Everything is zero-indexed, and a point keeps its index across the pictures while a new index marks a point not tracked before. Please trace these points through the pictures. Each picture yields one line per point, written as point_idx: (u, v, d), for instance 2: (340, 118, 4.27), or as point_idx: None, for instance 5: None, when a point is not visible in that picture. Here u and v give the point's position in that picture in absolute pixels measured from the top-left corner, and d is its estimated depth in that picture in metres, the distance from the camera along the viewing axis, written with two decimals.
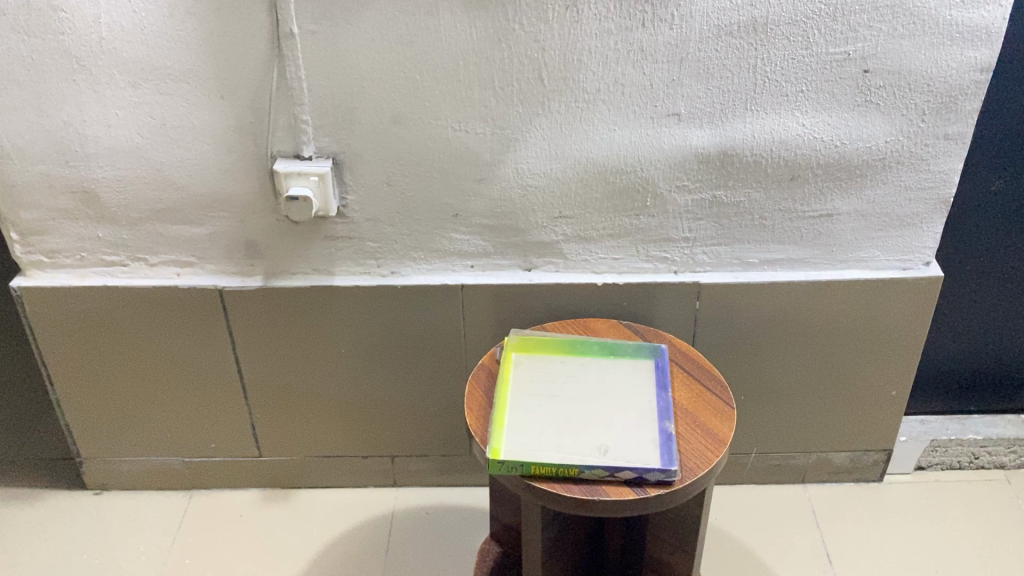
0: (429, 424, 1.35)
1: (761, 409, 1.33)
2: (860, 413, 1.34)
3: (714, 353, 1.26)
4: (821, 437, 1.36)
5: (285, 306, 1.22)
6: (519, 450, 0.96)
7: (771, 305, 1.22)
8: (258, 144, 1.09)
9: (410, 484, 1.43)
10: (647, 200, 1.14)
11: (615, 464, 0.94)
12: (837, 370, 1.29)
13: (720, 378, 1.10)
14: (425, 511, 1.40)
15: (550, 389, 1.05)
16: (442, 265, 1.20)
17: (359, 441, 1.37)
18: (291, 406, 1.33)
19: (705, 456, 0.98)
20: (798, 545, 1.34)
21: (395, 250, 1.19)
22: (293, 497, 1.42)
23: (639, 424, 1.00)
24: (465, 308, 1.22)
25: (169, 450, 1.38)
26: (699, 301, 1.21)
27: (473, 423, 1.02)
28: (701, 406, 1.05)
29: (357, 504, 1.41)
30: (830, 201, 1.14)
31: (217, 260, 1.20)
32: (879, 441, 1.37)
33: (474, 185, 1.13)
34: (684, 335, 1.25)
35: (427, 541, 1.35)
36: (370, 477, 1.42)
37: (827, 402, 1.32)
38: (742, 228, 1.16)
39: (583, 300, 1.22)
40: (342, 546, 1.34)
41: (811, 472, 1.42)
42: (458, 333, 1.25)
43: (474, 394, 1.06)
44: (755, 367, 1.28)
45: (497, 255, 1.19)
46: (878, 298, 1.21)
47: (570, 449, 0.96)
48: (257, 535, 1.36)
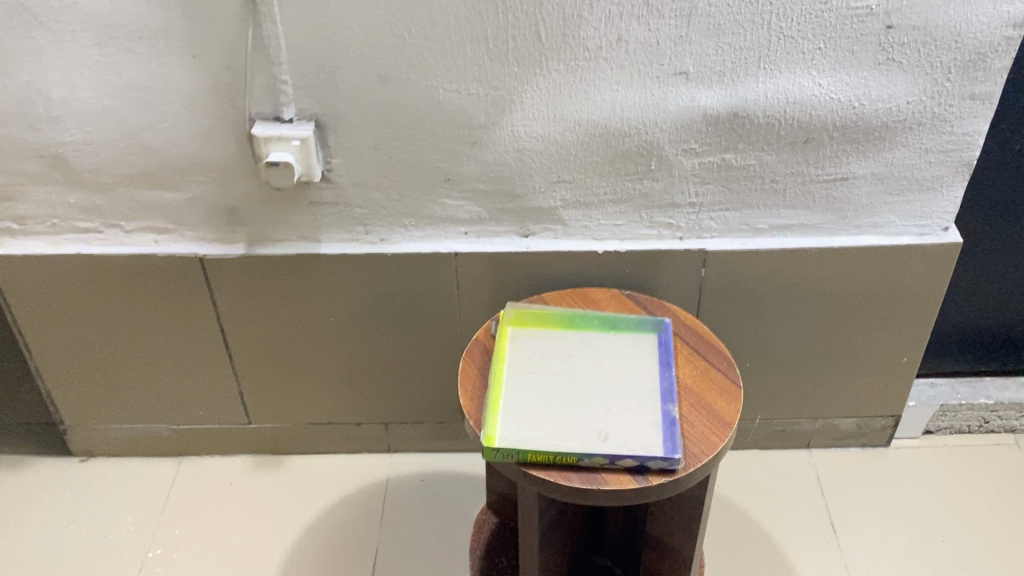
0: (422, 392, 1.30)
1: (767, 376, 1.28)
2: (869, 380, 1.29)
3: (719, 321, 1.21)
4: (829, 404, 1.32)
5: (269, 273, 1.16)
6: (515, 435, 0.91)
7: (781, 271, 1.16)
8: (235, 106, 1.02)
9: (405, 450, 1.39)
10: (651, 163, 1.07)
11: (616, 453, 0.90)
12: (846, 338, 1.24)
13: (727, 355, 1.04)
14: (421, 477, 1.36)
15: (548, 368, 1.00)
16: (434, 232, 1.14)
17: (352, 409, 1.33)
18: (280, 374, 1.29)
19: (709, 441, 0.93)
20: (801, 514, 1.31)
21: (384, 216, 1.12)
22: (285, 464, 1.38)
23: (641, 407, 0.95)
24: (459, 276, 1.16)
25: (156, 418, 1.34)
26: (704, 268, 1.15)
27: (467, 406, 0.97)
28: (706, 385, 1.00)
29: (350, 471, 1.37)
30: (845, 164, 1.07)
31: (196, 226, 1.14)
32: (887, 408, 1.33)
33: (467, 148, 1.06)
34: (688, 303, 1.19)
35: (423, 509, 1.32)
36: (363, 443, 1.38)
37: (835, 369, 1.27)
38: (752, 192, 1.10)
39: (583, 268, 1.16)
40: (336, 515, 1.31)
41: (816, 438, 1.38)
42: (452, 300, 1.19)
43: (467, 373, 1.02)
44: (761, 334, 1.23)
45: (492, 222, 1.13)
46: (892, 264, 1.16)
47: (568, 435, 0.92)
48: (249, 504, 1.33)
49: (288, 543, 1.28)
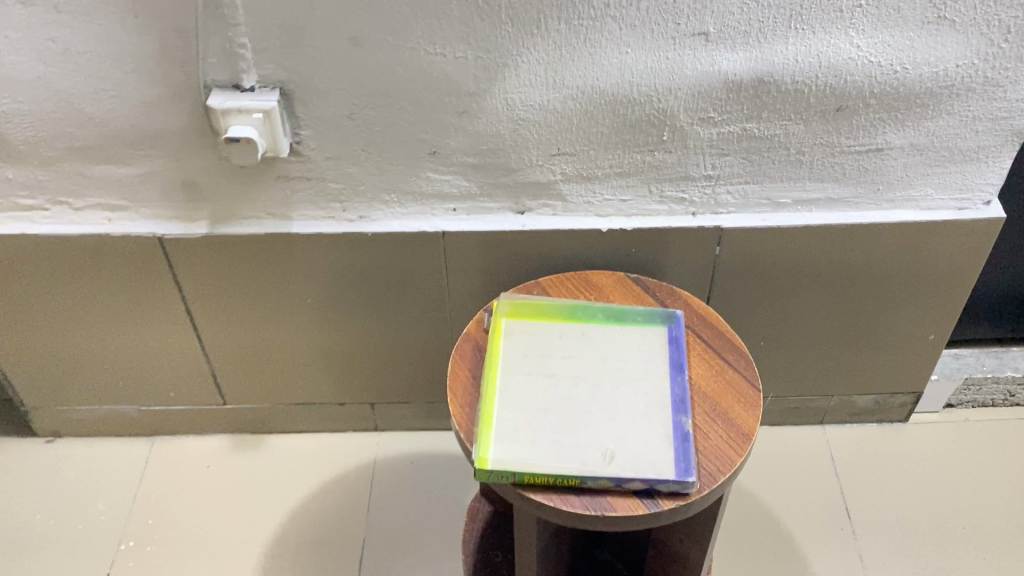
0: (409, 372, 1.21)
1: (780, 354, 1.19)
2: (891, 357, 1.20)
3: (732, 299, 1.11)
4: (846, 380, 1.23)
5: (237, 254, 1.05)
6: (511, 454, 0.82)
7: (804, 248, 1.05)
8: (188, 72, 0.89)
9: (392, 429, 1.30)
10: (663, 133, 0.95)
11: (624, 475, 0.81)
12: (870, 316, 1.14)
13: (745, 351, 0.94)
14: (410, 459, 1.27)
15: (546, 370, 0.91)
16: (420, 208, 1.02)
17: (334, 389, 1.23)
18: (255, 355, 1.18)
19: (726, 455, 0.84)
20: (814, 498, 1.24)
21: (362, 191, 1.00)
22: (264, 444, 1.29)
23: (650, 419, 0.86)
24: (448, 256, 1.05)
25: (123, 399, 1.24)
26: (719, 247, 1.05)
27: (457, 416, 0.88)
28: (722, 388, 0.90)
29: (334, 451, 1.28)
30: (882, 134, 0.95)
31: (152, 203, 1.02)
32: (908, 384, 1.24)
33: (455, 118, 0.93)
34: (699, 282, 1.09)
35: (412, 495, 1.24)
36: (347, 423, 1.29)
37: (855, 346, 1.18)
38: (775, 163, 0.98)
39: (585, 247, 1.04)
40: (320, 501, 1.23)
41: (831, 414, 1.29)
42: (441, 281, 1.08)
43: (457, 374, 0.92)
44: (778, 312, 1.13)
45: (483, 197, 1.01)
46: (927, 240, 1.05)
47: (569, 454, 0.83)
48: (227, 489, 1.24)
49: (270, 533, 1.20)
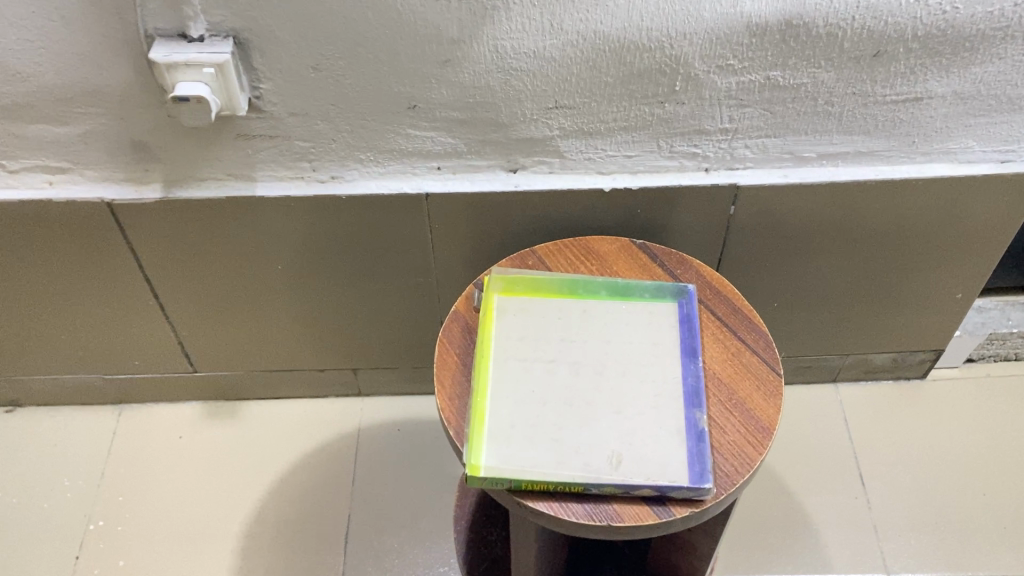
0: (394, 337, 1.12)
1: (795, 313, 1.10)
2: (912, 316, 1.11)
3: (745, 259, 1.01)
4: (863, 339, 1.15)
5: (196, 219, 0.94)
6: (506, 458, 0.74)
7: (827, 207, 0.95)
8: (125, 20, 0.76)
9: (378, 394, 1.22)
10: (675, 83, 0.83)
11: (632, 482, 0.73)
12: (894, 275, 1.05)
13: (763, 328, 0.85)
14: (397, 427, 1.19)
15: (543, 355, 0.81)
16: (400, 167, 0.91)
17: (313, 355, 1.14)
18: (224, 321, 1.09)
19: (744, 453, 0.76)
20: (826, 464, 1.17)
21: (333, 150, 0.89)
22: (240, 412, 1.21)
23: (660, 413, 0.77)
24: (433, 218, 0.95)
25: (85, 368, 1.15)
26: (734, 206, 0.94)
27: (446, 410, 0.79)
28: (738, 374, 0.81)
29: (316, 418, 1.20)
30: (922, 81, 0.84)
31: (98, 164, 0.90)
32: (929, 341, 1.16)
33: (437, 69, 0.81)
34: (710, 242, 0.99)
35: (400, 464, 1.16)
36: (329, 388, 1.20)
37: (875, 304, 1.09)
38: (800, 115, 0.86)
39: (585, 208, 0.94)
40: (302, 474, 1.15)
41: (845, 372, 1.22)
42: (426, 244, 0.98)
43: (444, 362, 0.82)
44: (794, 272, 1.03)
45: (471, 155, 0.90)
46: (964, 196, 0.94)
47: (571, 456, 0.74)
48: (202, 462, 1.17)
49: (249, 510, 1.12)
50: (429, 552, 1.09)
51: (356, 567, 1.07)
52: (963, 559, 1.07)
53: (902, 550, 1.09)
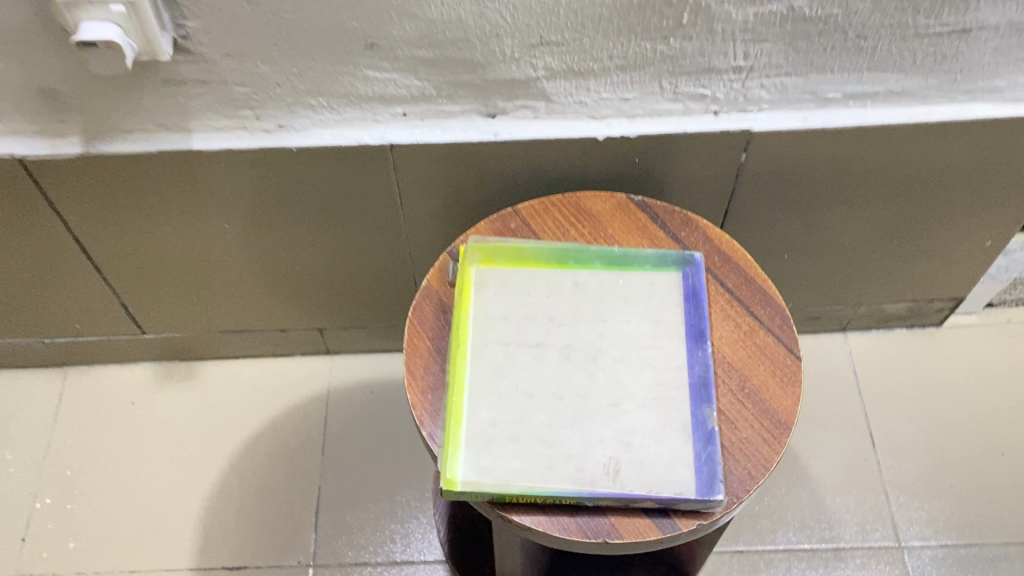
0: (363, 294, 1.01)
1: (806, 262, 1.00)
2: (934, 264, 1.01)
3: (754, 208, 0.90)
4: (878, 288, 1.05)
5: (126, 175, 0.82)
6: (488, 469, 0.64)
7: (851, 153, 0.83)
8: None
9: (348, 351, 1.12)
10: (683, 16, 0.69)
11: (632, 495, 0.63)
12: (918, 223, 0.94)
13: (779, 302, 0.74)
14: (370, 388, 1.10)
15: (528, 339, 0.71)
16: (359, 113, 0.78)
17: (273, 313, 1.04)
18: (169, 281, 0.97)
19: (759, 453, 0.66)
20: (835, 421, 1.08)
21: (280, 95, 0.76)
22: (196, 373, 1.11)
23: (663, 409, 0.67)
24: (400, 171, 0.83)
25: (21, 332, 1.04)
26: (745, 153, 0.82)
27: (418, 408, 0.69)
28: (751, 358, 0.71)
29: (281, 379, 1.11)
30: (975, 11, 0.70)
31: (3, 115, 0.77)
32: (949, 290, 1.07)
33: (396, 2, 0.66)
34: (715, 191, 0.87)
35: (373, 430, 1.07)
36: (293, 346, 1.10)
37: (895, 252, 0.99)
38: (828, 50, 0.73)
39: (574, 158, 0.82)
40: (267, 442, 1.06)
41: (856, 321, 1.12)
42: (392, 198, 0.86)
43: (415, 349, 0.71)
44: (807, 221, 0.93)
45: (442, 99, 0.77)
46: (1008, 140, 0.83)
47: (563, 464, 0.65)
48: (157, 430, 1.07)
49: (211, 484, 1.03)
50: (408, 526, 1.01)
51: (328, 545, 1.00)
52: (979, 525, 1.00)
53: (914, 515, 1.02)
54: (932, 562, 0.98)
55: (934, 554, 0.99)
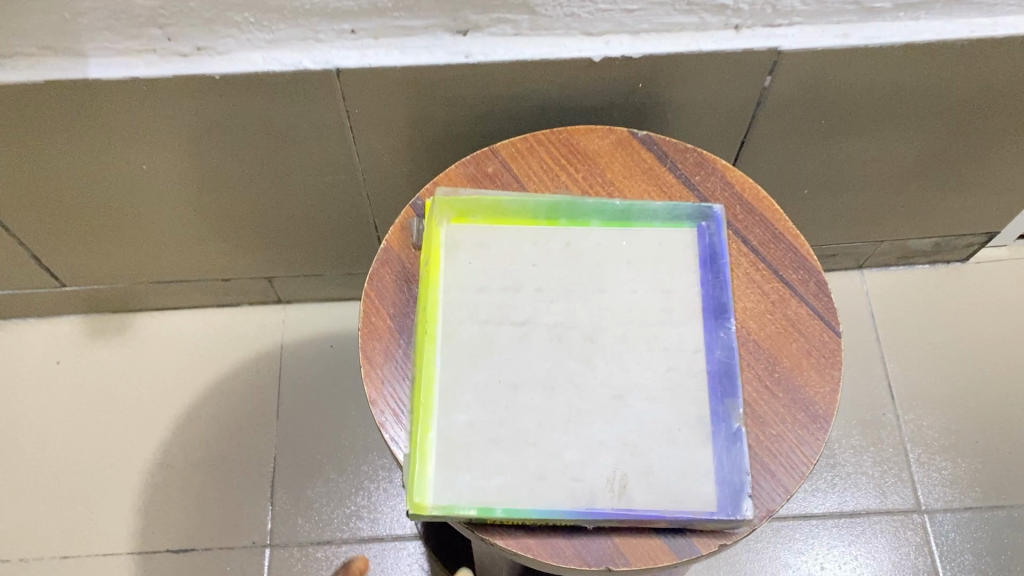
0: (316, 240, 0.88)
1: (826, 198, 0.88)
2: (969, 197, 0.89)
3: (774, 140, 0.77)
4: (903, 222, 0.94)
5: (13, 115, 0.66)
6: (466, 486, 0.52)
7: (896, 75, 0.69)
8: None
9: (304, 300, 0.99)
10: None
11: (642, 515, 0.51)
12: (960, 152, 0.81)
13: (814, 263, 0.61)
14: (330, 342, 0.97)
15: (512, 315, 0.57)
16: (296, 32, 0.62)
17: (213, 262, 0.91)
18: (86, 231, 0.83)
19: (794, 454, 0.55)
20: (849, 369, 0.98)
21: (192, 12, 0.59)
22: (130, 328, 0.98)
23: (678, 402, 0.54)
24: (351, 103, 0.68)
25: None
26: (770, 77, 0.68)
27: (379, 406, 0.56)
28: (782, 335, 0.58)
29: (228, 332, 0.98)
30: None
31: None
32: (982, 224, 0.95)
33: None
34: (730, 120, 0.74)
35: (334, 389, 0.95)
36: (241, 295, 0.97)
37: (928, 184, 0.87)
38: None
39: (564, 84, 0.67)
40: (215, 405, 0.94)
41: (874, 257, 1.01)
42: (343, 135, 0.72)
43: (374, 331, 0.58)
44: (831, 154, 0.80)
45: (399, 14, 0.61)
46: None
47: (557, 476, 0.52)
48: (88, 394, 0.95)
49: (152, 455, 0.92)
50: (375, 500, 0.90)
51: (287, 522, 0.89)
52: (1007, 486, 0.91)
53: (937, 476, 0.92)
54: (955, 528, 0.90)
55: (956, 519, 0.90)
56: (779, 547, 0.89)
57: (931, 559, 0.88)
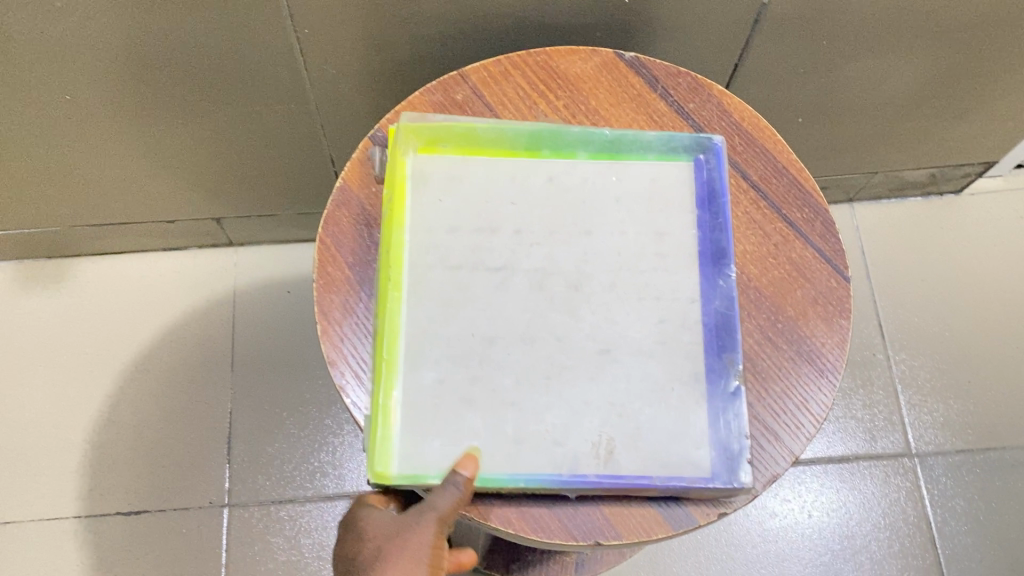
0: (267, 176, 0.80)
1: (822, 127, 0.82)
2: (971, 125, 0.84)
3: (769, 63, 0.70)
4: (900, 152, 0.88)
5: None
6: (437, 456, 0.45)
7: None
8: None
9: (257, 241, 0.92)
10: None
11: (632, 482, 0.45)
12: (967, 77, 0.75)
13: (819, 200, 0.55)
14: (287, 287, 0.90)
15: (486, 259, 0.49)
16: None
17: (156, 202, 0.83)
18: (12, 170, 0.75)
19: (800, 412, 0.49)
20: None
21: None
22: (68, 275, 0.90)
23: (672, 357, 0.48)
24: (299, 21, 0.60)
25: None
26: None
27: (338, 367, 0.49)
28: (785, 281, 0.53)
29: (176, 277, 0.91)
30: None
31: None
32: (982, 153, 0.90)
33: None
34: (723, 41, 0.67)
35: (293, 337, 0.88)
36: (188, 237, 0.90)
37: (930, 111, 0.81)
38: None
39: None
40: (163, 357, 0.87)
41: (866, 189, 0.95)
42: (293, 58, 0.64)
43: (330, 283, 0.51)
44: (830, 78, 0.74)
45: None
46: None
47: (537, 442, 0.45)
48: (25, 348, 0.87)
49: (97, 412, 0.85)
50: (340, 455, 0.85)
51: (246, 481, 0.83)
52: (999, 427, 0.88)
53: (929, 419, 0.88)
54: (947, 472, 0.86)
55: (948, 462, 0.87)
56: (766, 495, 0.85)
57: (922, 505, 0.85)
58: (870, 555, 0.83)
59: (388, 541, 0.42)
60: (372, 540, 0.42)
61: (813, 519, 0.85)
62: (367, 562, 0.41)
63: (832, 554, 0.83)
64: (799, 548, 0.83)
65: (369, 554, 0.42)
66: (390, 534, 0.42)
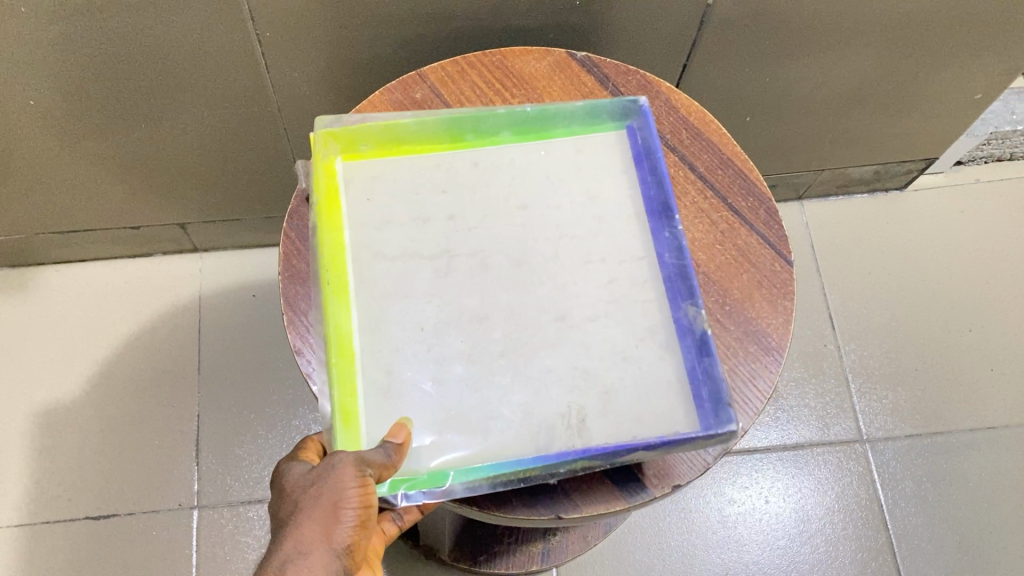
0: (230, 181, 0.82)
1: (769, 126, 0.85)
2: (910, 122, 0.88)
3: (715, 65, 0.74)
4: (845, 150, 0.92)
5: None
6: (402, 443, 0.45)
7: None
8: None
9: (223, 247, 0.93)
10: None
11: (609, 449, 0.45)
12: (904, 75, 0.79)
13: (763, 189, 0.58)
14: (252, 291, 0.92)
15: (438, 247, 0.50)
16: None
17: (118, 209, 0.84)
18: None
19: (748, 387, 0.52)
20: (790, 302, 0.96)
21: None
22: (32, 283, 0.91)
23: (628, 317, 0.48)
24: (260, 27, 0.62)
25: None
26: None
27: (304, 355, 0.50)
28: (731, 266, 0.55)
29: (142, 284, 0.92)
30: None
31: None
32: (922, 150, 0.94)
33: None
34: (669, 43, 0.70)
35: (259, 340, 0.90)
36: (153, 243, 0.91)
37: (871, 109, 0.84)
38: None
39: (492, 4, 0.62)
40: (130, 363, 0.88)
41: (814, 187, 0.99)
42: (253, 62, 0.66)
43: (295, 275, 0.53)
44: (774, 79, 0.77)
45: None
46: None
47: (506, 422, 0.45)
48: None
49: (63, 418, 0.86)
50: None
51: (214, 482, 0.84)
52: (945, 412, 0.91)
53: (879, 406, 0.91)
54: (897, 457, 0.89)
55: (898, 447, 0.90)
56: (723, 482, 0.88)
57: (874, 489, 0.88)
58: (825, 537, 0.86)
59: (303, 493, 0.41)
60: (289, 497, 0.41)
61: (770, 505, 0.87)
62: (284, 516, 0.40)
63: (789, 539, 0.86)
64: (757, 533, 0.86)
65: (287, 508, 0.41)
66: (307, 484, 0.41)
